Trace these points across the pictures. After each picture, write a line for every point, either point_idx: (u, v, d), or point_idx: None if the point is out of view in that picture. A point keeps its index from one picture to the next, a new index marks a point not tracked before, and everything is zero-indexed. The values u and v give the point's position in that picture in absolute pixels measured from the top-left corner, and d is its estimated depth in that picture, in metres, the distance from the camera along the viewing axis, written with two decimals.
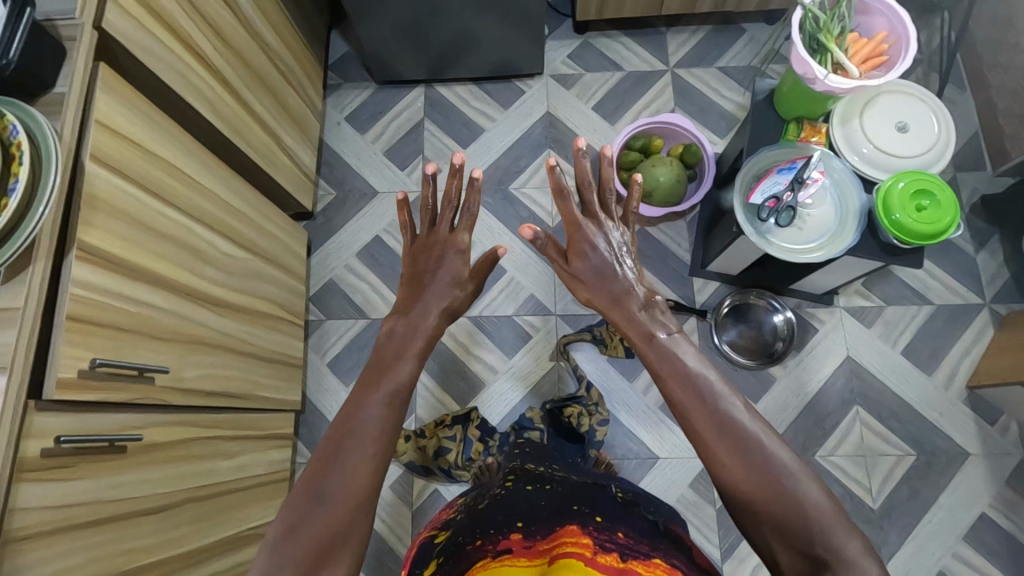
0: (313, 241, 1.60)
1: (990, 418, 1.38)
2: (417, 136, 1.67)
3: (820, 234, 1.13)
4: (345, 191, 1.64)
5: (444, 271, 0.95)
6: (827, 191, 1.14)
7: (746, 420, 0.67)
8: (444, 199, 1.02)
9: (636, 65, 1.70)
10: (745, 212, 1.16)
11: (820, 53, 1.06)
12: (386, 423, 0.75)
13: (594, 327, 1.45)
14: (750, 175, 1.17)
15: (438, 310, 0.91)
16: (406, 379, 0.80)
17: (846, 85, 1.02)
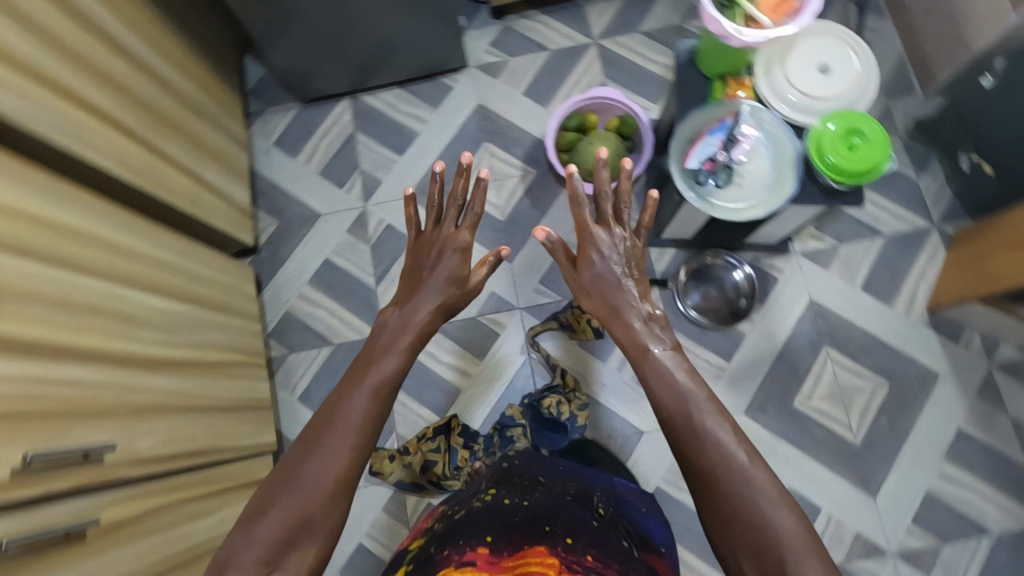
0: (262, 276, 1.55)
1: (954, 336, 1.41)
2: (350, 151, 1.62)
3: (759, 188, 1.13)
4: (286, 219, 1.59)
5: (441, 269, 1.01)
6: (761, 144, 1.14)
7: (722, 433, 0.75)
8: (451, 197, 1.06)
9: (559, 42, 1.67)
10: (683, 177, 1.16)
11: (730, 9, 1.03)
12: (371, 411, 0.83)
13: (559, 314, 1.44)
14: (683, 139, 1.16)
15: (430, 307, 0.98)
16: (388, 373, 0.88)
17: (759, 37, 0.99)
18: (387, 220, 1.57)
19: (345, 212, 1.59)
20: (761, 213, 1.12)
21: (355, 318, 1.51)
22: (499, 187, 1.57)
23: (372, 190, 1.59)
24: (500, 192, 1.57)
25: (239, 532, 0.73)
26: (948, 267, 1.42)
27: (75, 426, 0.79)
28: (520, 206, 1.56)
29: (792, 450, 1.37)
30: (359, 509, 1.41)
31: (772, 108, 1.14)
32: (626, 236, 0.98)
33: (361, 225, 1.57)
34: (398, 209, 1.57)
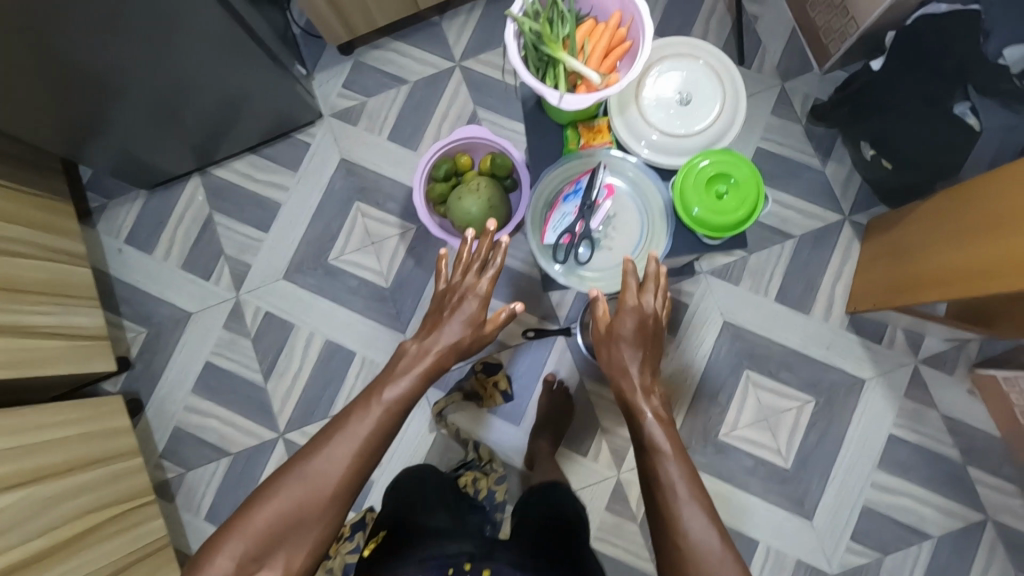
0: (141, 392, 1.43)
1: (876, 336, 1.32)
2: (210, 236, 1.46)
3: (629, 249, 1.00)
4: (156, 324, 1.45)
5: (460, 317, 0.87)
6: (624, 199, 1.01)
7: (681, 488, 0.73)
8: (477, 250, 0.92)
9: (419, 71, 1.49)
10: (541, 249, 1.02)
11: (551, 69, 0.87)
12: (381, 429, 0.77)
13: (463, 382, 1.37)
14: (539, 205, 1.03)
15: (450, 341, 0.85)
16: (402, 397, 0.79)
17: (590, 99, 0.84)
18: (264, 307, 1.44)
19: (217, 306, 1.45)
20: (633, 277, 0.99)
21: (248, 421, 1.40)
22: (378, 251, 1.43)
23: (241, 276, 1.45)
24: (380, 257, 1.43)
25: (231, 523, 0.71)
26: (862, 264, 1.32)
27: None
28: (404, 268, 1.42)
29: (723, 485, 1.31)
30: None
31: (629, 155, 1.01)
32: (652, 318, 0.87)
33: (237, 317, 1.44)
34: (273, 293, 1.44)
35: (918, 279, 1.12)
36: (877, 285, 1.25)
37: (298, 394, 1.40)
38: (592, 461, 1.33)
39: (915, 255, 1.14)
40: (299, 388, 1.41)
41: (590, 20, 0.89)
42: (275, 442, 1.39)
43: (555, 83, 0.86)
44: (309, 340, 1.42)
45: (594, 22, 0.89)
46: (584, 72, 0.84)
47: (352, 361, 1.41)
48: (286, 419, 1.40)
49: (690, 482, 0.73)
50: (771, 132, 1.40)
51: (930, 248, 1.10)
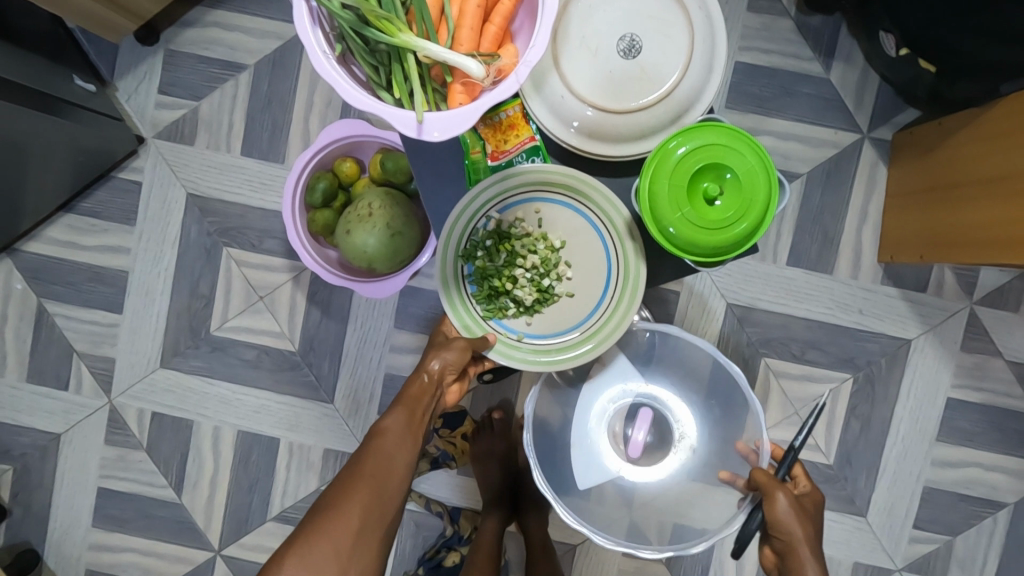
0: (33, 539, 1.15)
1: (919, 284, 1.04)
2: (51, 333, 1.11)
3: (599, 295, 0.68)
4: (20, 458, 1.14)
5: (448, 347, 0.72)
6: (571, 226, 0.68)
7: None
8: (449, 356, 0.71)
9: (258, 47, 1.06)
10: (462, 314, 0.70)
11: (395, 65, 0.50)
12: (393, 456, 0.66)
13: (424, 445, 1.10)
14: (449, 255, 0.68)
15: (439, 368, 0.71)
16: (407, 418, 0.68)
17: (471, 114, 0.48)
18: (149, 408, 1.12)
19: (89, 419, 1.13)
20: (619, 332, 0.67)
21: (174, 546, 1.14)
22: (271, 308, 1.10)
23: (108, 375, 1.12)
24: (275, 314, 1.10)
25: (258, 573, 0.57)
26: (894, 197, 1.01)
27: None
28: (310, 322, 1.09)
29: None
30: None
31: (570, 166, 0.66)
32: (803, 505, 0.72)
33: (119, 426, 1.13)
34: (154, 389, 1.12)
35: (987, 228, 0.81)
36: (918, 231, 0.95)
37: (223, 501, 1.13)
38: None
39: (975, 194, 0.83)
40: (223, 494, 1.13)
41: None
42: (213, 561, 1.13)
43: (405, 96, 0.50)
44: (218, 435, 1.12)
45: None
46: (452, 60, 0.48)
47: (277, 451, 1.12)
48: (218, 534, 1.13)
49: None
50: (752, 36, 1.02)
51: (1001, 184, 0.79)
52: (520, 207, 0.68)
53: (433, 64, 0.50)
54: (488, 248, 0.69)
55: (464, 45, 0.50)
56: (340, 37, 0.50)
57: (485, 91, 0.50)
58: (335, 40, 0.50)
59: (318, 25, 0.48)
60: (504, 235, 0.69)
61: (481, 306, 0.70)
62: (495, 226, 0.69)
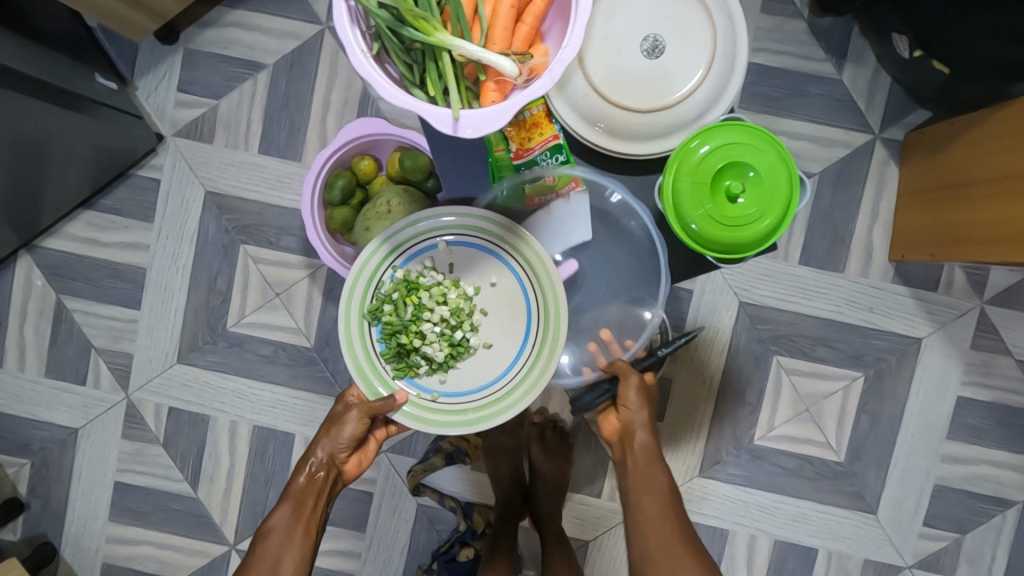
0: (50, 533, 1.16)
1: (928, 283, 1.05)
2: (70, 328, 1.12)
3: (515, 350, 0.70)
4: (38, 452, 1.15)
5: (336, 430, 0.75)
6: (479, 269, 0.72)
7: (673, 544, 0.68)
8: (336, 441, 0.75)
9: (275, 47, 1.07)
10: (368, 377, 0.70)
11: (429, 63, 0.51)
12: (285, 545, 0.71)
13: (438, 441, 1.11)
14: (353, 314, 0.69)
15: (325, 454, 0.76)
16: (299, 505, 0.73)
17: (504, 112, 0.49)
18: (166, 403, 1.13)
19: (106, 413, 1.14)
20: (537, 388, 0.69)
21: (190, 540, 1.15)
22: (287, 304, 1.11)
23: (126, 370, 1.13)
24: (291, 311, 1.11)
25: None
26: (905, 196, 1.02)
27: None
28: (326, 319, 1.10)
29: (767, 497, 1.08)
30: None
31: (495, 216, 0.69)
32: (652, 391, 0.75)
33: (136, 421, 1.14)
34: (171, 384, 1.13)
35: (988, 227, 0.84)
36: (929, 229, 0.96)
37: (239, 496, 1.14)
38: (607, 500, 1.10)
39: (984, 193, 0.85)
40: (238, 489, 1.14)
41: None
42: (228, 555, 1.15)
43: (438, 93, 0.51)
44: (233, 430, 1.13)
45: None
46: (486, 59, 0.49)
47: (292, 446, 1.13)
48: (233, 528, 1.14)
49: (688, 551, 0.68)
50: (765, 37, 1.03)
51: (1001, 184, 0.81)
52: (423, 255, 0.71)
53: (467, 62, 0.51)
54: (395, 301, 0.70)
55: (497, 44, 0.51)
56: (376, 36, 0.51)
57: (517, 89, 0.51)
58: (370, 39, 0.51)
59: (357, 24, 0.49)
60: (411, 285, 0.71)
61: (391, 365, 0.71)
62: (402, 277, 0.71)
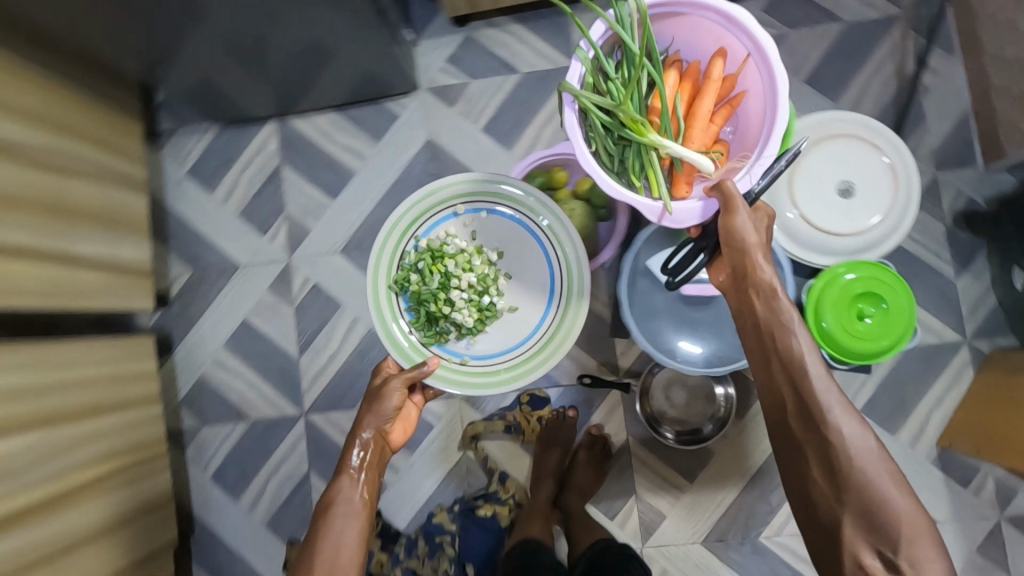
0: (174, 334, 1.38)
1: (962, 479, 1.19)
2: (275, 190, 1.38)
3: (540, 318, 0.99)
4: (201, 268, 1.38)
5: (382, 403, 0.94)
6: (499, 239, 1.00)
7: (832, 414, 0.73)
8: (381, 417, 0.94)
9: (532, 63, 1.34)
10: (406, 353, 0.98)
11: (633, 153, 0.75)
12: (343, 513, 0.89)
13: (503, 412, 1.28)
14: (385, 288, 0.97)
15: (370, 433, 0.94)
16: (351, 483, 0.92)
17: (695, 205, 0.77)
18: (314, 279, 1.36)
19: (266, 265, 1.37)
20: (570, 341, 0.97)
21: (275, 393, 1.35)
22: None
23: (299, 240, 1.37)
24: None
25: None
26: (972, 398, 1.17)
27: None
28: None
29: None
30: None
31: (524, 185, 0.96)
32: (762, 220, 0.76)
33: (285, 281, 1.36)
34: (325, 266, 1.36)
35: None
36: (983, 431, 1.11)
37: (330, 378, 1.34)
38: (617, 525, 1.24)
39: None
40: (332, 371, 1.34)
41: (672, 73, 0.78)
42: (298, 419, 1.34)
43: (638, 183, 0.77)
44: (352, 325, 1.34)
45: (677, 77, 0.78)
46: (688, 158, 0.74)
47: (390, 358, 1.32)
48: (311, 400, 1.34)
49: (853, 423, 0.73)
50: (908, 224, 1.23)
51: None
52: (440, 229, 0.99)
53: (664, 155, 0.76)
54: (421, 269, 0.97)
55: (693, 140, 0.79)
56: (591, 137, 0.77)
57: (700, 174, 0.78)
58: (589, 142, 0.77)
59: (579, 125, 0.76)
60: (434, 254, 0.97)
61: (424, 334, 0.98)
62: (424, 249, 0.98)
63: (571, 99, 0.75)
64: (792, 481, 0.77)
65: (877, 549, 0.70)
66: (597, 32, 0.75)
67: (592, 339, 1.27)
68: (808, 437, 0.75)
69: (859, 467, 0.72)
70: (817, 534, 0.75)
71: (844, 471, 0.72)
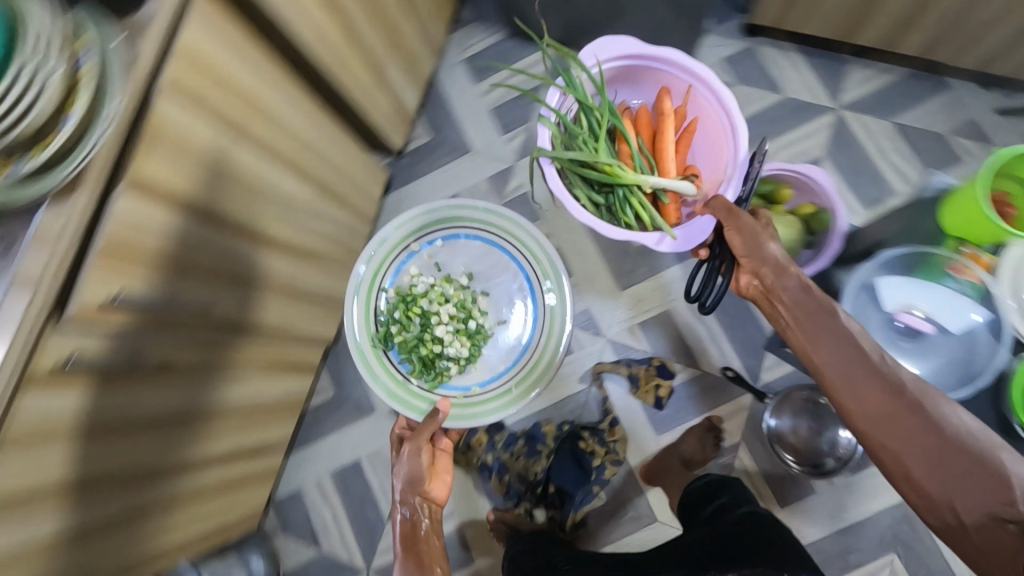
0: (394, 181, 1.56)
1: None
2: (530, 103, 1.55)
3: (511, 364, 1.34)
4: (441, 138, 1.56)
5: (410, 472, 1.13)
6: (471, 269, 1.36)
7: (890, 377, 0.79)
8: (415, 477, 1.12)
9: (797, 91, 1.46)
10: (404, 395, 1.29)
11: (621, 194, 1.06)
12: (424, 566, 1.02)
13: (633, 364, 1.37)
14: (371, 347, 1.30)
15: (413, 496, 1.11)
16: (414, 540, 1.06)
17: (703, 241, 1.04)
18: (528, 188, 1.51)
19: (494, 159, 1.54)
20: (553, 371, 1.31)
21: None
22: None
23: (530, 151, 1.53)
24: None
25: None
26: None
27: (149, 279, 0.79)
28: None
29: None
30: (373, 431, 1.46)
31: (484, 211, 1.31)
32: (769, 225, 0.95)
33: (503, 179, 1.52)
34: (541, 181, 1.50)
35: None
36: None
37: None
38: None
39: None
40: None
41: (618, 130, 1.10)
42: None
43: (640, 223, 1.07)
44: None
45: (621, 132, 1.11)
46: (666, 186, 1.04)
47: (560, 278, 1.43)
48: None
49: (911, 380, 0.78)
50: None
51: None
52: (402, 277, 1.34)
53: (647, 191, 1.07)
54: (402, 318, 1.30)
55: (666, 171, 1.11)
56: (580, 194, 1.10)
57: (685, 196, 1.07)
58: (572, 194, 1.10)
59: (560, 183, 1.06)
60: (405, 300, 1.30)
61: (425, 377, 1.31)
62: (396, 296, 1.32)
63: (548, 161, 1.06)
64: (886, 468, 0.77)
65: (977, 494, 0.70)
66: (554, 99, 1.07)
67: (746, 343, 1.36)
68: (878, 419, 0.77)
69: (926, 413, 0.75)
70: (925, 504, 0.74)
71: (924, 435, 0.74)
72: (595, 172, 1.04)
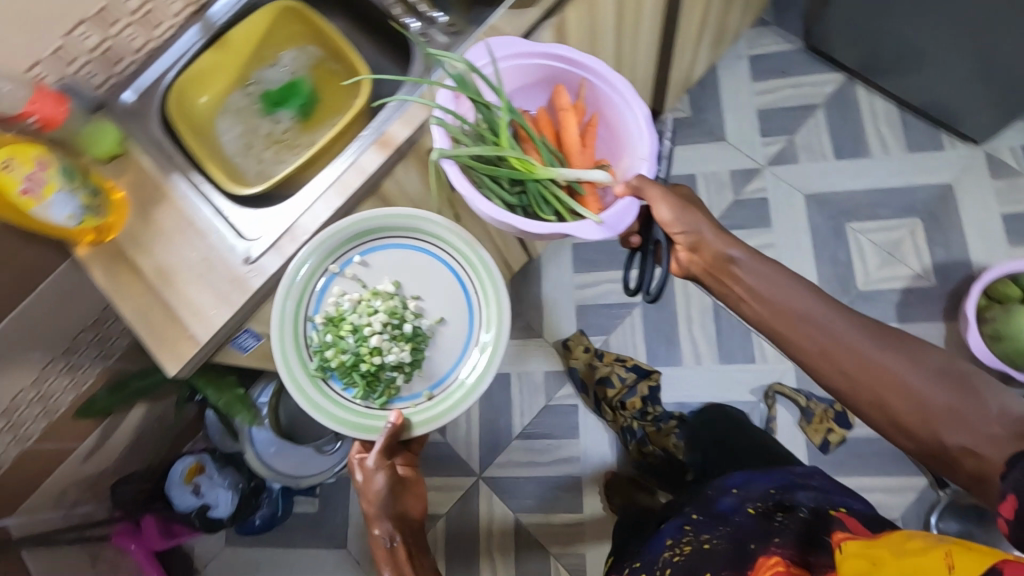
0: None
1: None
2: (801, 117, 1.52)
3: (460, 355, 0.81)
4: (699, 118, 1.54)
5: (385, 489, 0.77)
6: (397, 275, 0.82)
7: (847, 326, 0.66)
8: (391, 487, 0.78)
9: None
10: (359, 424, 0.78)
11: (534, 188, 0.83)
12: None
13: (814, 398, 1.34)
14: (304, 378, 0.77)
15: (391, 514, 0.77)
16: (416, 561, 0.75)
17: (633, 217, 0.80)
18: (770, 194, 1.48)
19: (745, 155, 1.51)
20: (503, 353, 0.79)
21: None
22: (887, 263, 1.40)
23: (784, 161, 1.49)
24: (883, 267, 1.40)
25: None
26: None
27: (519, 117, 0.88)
28: (887, 293, 1.39)
29: None
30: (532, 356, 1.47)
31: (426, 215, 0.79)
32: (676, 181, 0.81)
33: (748, 178, 1.49)
34: (785, 193, 1.47)
35: None
36: None
37: None
38: None
39: None
40: None
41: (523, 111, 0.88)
42: None
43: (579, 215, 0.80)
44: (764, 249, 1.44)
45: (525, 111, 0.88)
46: (586, 175, 0.80)
47: None
48: None
49: (853, 323, 0.66)
50: None
51: None
52: (329, 293, 0.79)
53: (563, 182, 0.84)
54: (328, 339, 0.77)
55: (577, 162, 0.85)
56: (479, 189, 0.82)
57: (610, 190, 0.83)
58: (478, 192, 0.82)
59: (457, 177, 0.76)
60: (337, 320, 0.78)
61: (367, 399, 0.79)
62: (325, 317, 0.78)
63: (448, 160, 0.75)
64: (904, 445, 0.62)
65: (964, 426, 0.57)
66: (443, 102, 0.78)
67: None
68: (884, 394, 0.62)
69: (913, 356, 0.62)
70: (945, 464, 0.59)
71: (907, 387, 0.61)
72: (503, 169, 0.79)
